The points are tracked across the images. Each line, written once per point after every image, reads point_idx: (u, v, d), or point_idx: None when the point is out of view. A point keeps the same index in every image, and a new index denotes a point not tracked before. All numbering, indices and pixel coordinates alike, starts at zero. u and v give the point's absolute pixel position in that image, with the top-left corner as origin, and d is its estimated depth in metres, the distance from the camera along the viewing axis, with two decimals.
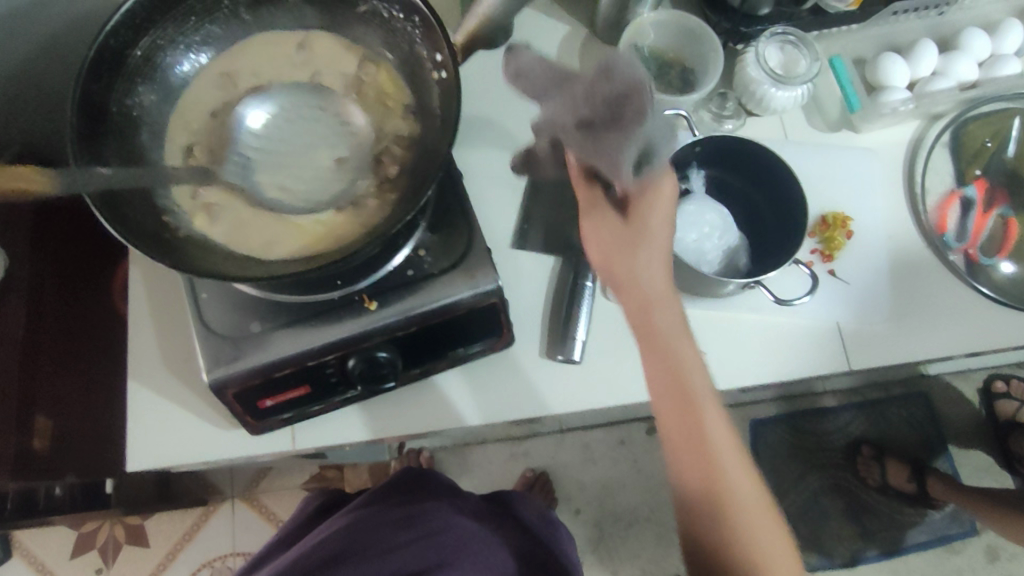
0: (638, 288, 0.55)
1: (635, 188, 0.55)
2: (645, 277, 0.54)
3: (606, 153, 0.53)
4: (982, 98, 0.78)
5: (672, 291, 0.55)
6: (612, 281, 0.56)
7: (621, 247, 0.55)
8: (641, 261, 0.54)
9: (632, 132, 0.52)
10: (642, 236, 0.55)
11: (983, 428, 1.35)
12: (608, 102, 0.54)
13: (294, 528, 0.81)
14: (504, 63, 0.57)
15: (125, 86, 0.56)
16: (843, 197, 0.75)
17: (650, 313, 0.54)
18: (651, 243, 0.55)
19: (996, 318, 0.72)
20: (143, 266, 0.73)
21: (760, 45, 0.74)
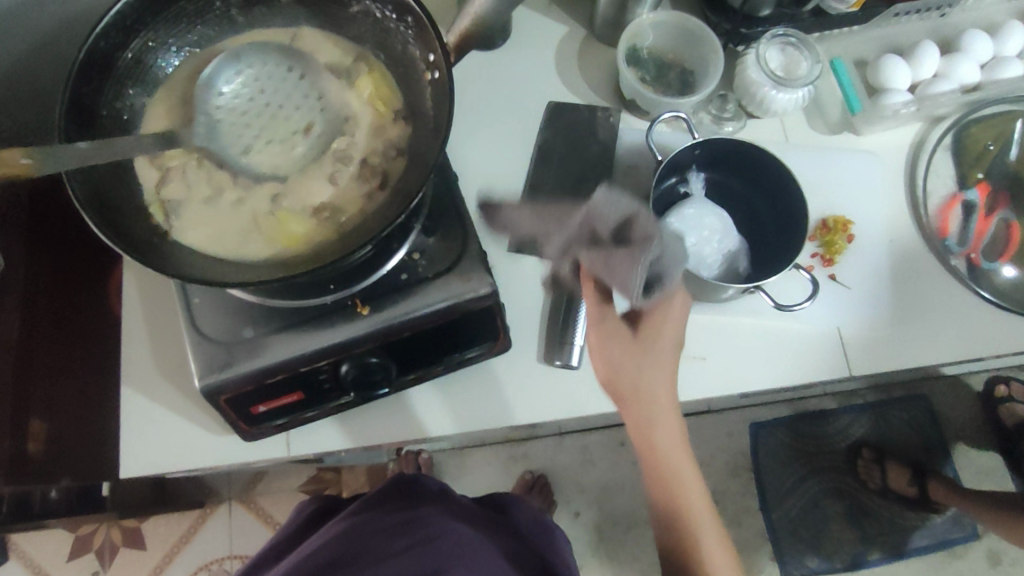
0: (638, 391, 0.60)
1: (643, 307, 0.60)
2: (645, 382, 0.59)
3: (618, 276, 0.60)
4: (984, 101, 0.77)
5: (669, 388, 0.61)
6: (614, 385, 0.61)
7: (626, 362, 0.60)
8: (647, 375, 0.59)
9: (640, 258, 0.60)
10: (651, 353, 0.60)
11: (984, 432, 1.35)
12: (613, 228, 0.62)
13: (288, 536, 0.80)
14: (493, 219, 0.70)
15: (115, 88, 0.55)
16: (843, 201, 0.75)
17: (648, 409, 0.60)
18: (654, 356, 0.60)
19: (998, 324, 0.71)
20: (136, 268, 0.72)
21: (760, 47, 0.73)
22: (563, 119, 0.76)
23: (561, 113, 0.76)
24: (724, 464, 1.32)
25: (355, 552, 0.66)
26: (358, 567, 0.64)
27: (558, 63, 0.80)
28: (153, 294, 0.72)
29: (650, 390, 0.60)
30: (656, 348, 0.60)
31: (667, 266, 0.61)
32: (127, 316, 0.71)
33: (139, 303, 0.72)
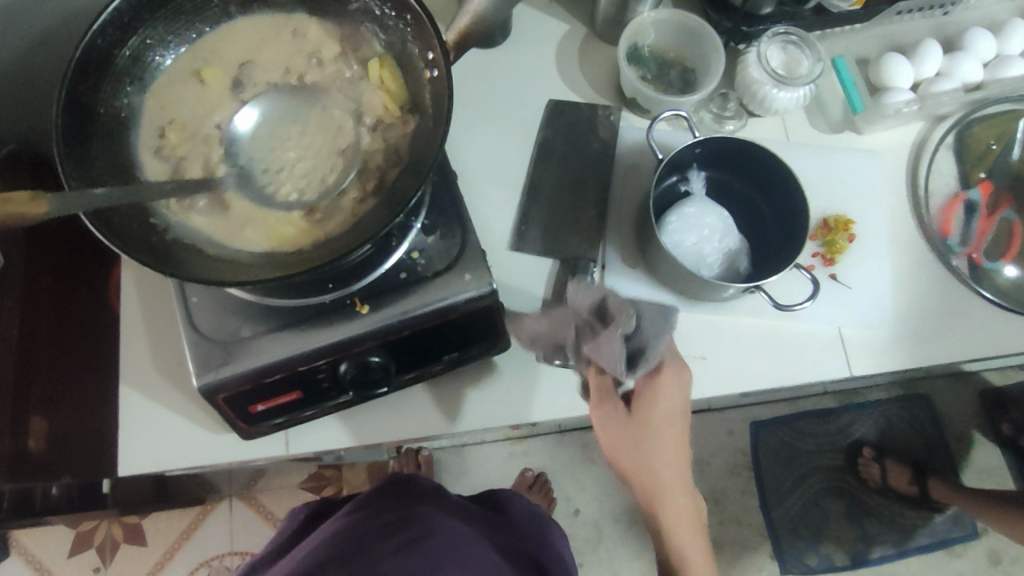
0: (638, 467, 0.61)
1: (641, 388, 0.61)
2: (645, 458, 0.61)
3: (602, 356, 0.57)
4: (987, 100, 0.77)
5: (669, 460, 0.62)
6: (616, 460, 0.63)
7: (625, 441, 0.61)
8: (645, 453, 0.61)
9: (616, 331, 0.56)
10: (648, 433, 0.61)
11: (985, 431, 1.34)
12: (594, 313, 0.59)
13: (282, 542, 0.80)
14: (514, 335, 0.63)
15: (113, 87, 0.55)
16: (845, 200, 0.74)
17: (647, 483, 0.62)
18: (651, 436, 0.61)
19: (1000, 324, 0.71)
20: (135, 266, 0.72)
21: (761, 45, 0.72)
22: (563, 117, 0.76)
23: (562, 111, 0.76)
24: (724, 462, 1.32)
25: (350, 553, 0.65)
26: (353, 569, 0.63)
27: (558, 61, 0.79)
28: (152, 292, 0.72)
29: (649, 464, 0.61)
30: (653, 424, 0.61)
31: (651, 340, 0.58)
32: (126, 314, 0.71)
33: (138, 302, 0.72)
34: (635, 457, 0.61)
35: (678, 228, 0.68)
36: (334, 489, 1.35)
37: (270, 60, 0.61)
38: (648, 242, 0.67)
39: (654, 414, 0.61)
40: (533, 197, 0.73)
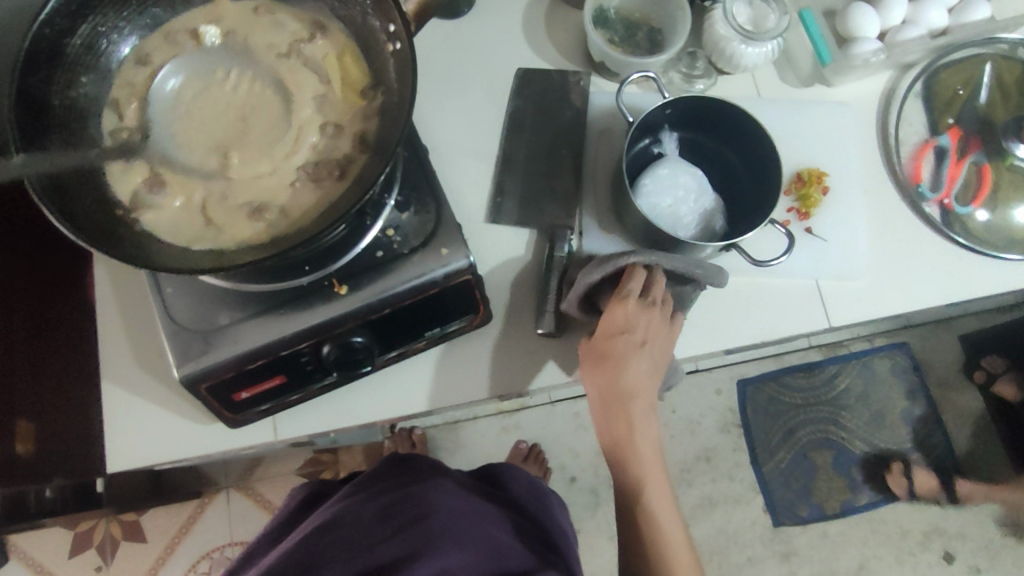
0: (622, 379, 0.63)
1: (631, 320, 0.62)
2: (630, 376, 0.63)
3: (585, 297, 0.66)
4: (951, 46, 0.78)
5: (649, 387, 0.64)
6: (599, 366, 0.63)
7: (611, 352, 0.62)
8: (628, 365, 0.62)
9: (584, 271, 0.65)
10: (631, 352, 0.62)
11: (965, 376, 1.37)
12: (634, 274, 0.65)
13: (281, 522, 0.81)
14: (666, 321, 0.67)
15: (66, 77, 0.53)
16: (817, 153, 0.75)
17: (624, 391, 0.63)
18: (637, 354, 0.62)
19: (972, 268, 0.72)
20: (108, 262, 0.71)
21: (727, 1, 0.71)
22: (532, 84, 0.75)
23: (532, 78, 0.75)
24: (714, 421, 1.34)
25: (348, 538, 0.66)
26: (351, 553, 0.64)
27: (524, 28, 0.78)
28: (126, 287, 0.71)
29: (613, 384, 0.63)
30: (616, 352, 0.62)
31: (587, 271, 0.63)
32: (102, 310, 0.70)
33: (113, 297, 0.71)
34: (599, 373, 0.63)
35: (653, 189, 0.68)
36: (331, 473, 1.36)
37: (229, 40, 0.60)
38: (623, 205, 0.67)
39: (615, 345, 0.62)
40: (508, 168, 0.73)
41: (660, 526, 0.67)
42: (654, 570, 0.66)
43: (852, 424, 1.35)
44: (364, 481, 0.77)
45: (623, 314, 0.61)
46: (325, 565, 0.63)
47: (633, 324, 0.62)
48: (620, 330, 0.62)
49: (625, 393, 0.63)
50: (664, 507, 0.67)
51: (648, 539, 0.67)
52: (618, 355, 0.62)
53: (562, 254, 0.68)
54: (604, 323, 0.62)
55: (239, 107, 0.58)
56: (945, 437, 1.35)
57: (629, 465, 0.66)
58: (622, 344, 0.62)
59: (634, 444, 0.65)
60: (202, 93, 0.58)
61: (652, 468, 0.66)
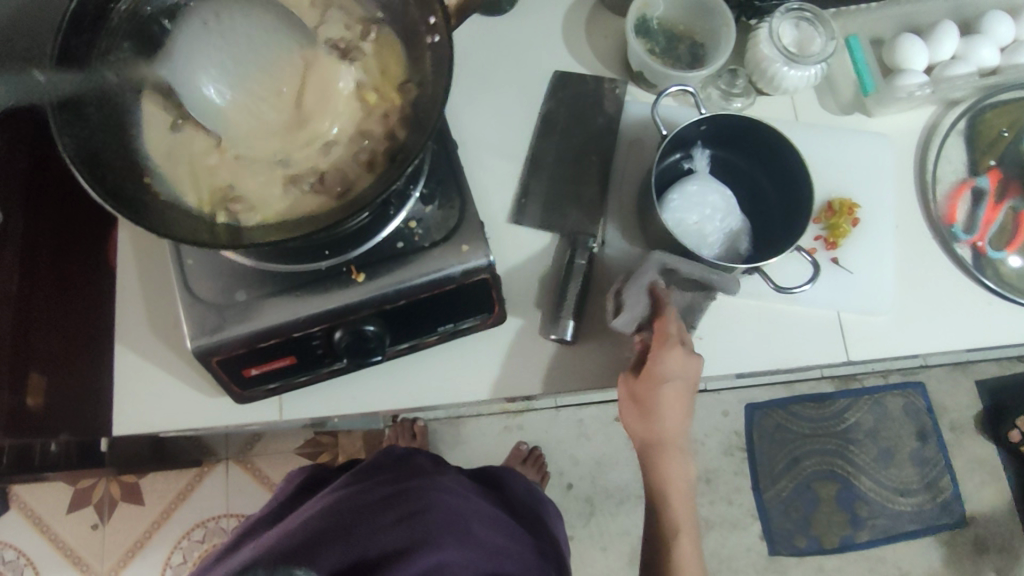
0: (659, 419, 0.62)
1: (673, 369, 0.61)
2: (666, 416, 0.62)
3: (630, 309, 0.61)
4: (1001, 86, 0.76)
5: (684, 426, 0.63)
6: (637, 407, 0.62)
7: (650, 397, 0.61)
8: (664, 408, 0.61)
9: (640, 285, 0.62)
10: (669, 396, 0.61)
11: (979, 422, 1.35)
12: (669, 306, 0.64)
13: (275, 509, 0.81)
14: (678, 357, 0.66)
15: (108, 42, 0.55)
16: (850, 183, 0.73)
17: (660, 430, 0.62)
18: (675, 398, 0.61)
19: (999, 315, 0.70)
20: (130, 226, 0.71)
21: (774, 21, 0.70)
22: (568, 87, 0.75)
23: (568, 82, 0.75)
24: (718, 442, 1.32)
25: (345, 523, 0.65)
26: (347, 539, 0.63)
27: (565, 30, 0.78)
28: (146, 252, 0.72)
29: (650, 421, 0.62)
30: (655, 397, 0.61)
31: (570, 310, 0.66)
32: (121, 274, 0.71)
33: (133, 262, 0.71)
34: (639, 414, 0.63)
35: (681, 205, 0.67)
36: (330, 455, 1.37)
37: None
38: (648, 218, 0.66)
39: (658, 390, 0.61)
40: (535, 169, 0.72)
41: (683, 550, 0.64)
42: None
43: (859, 460, 1.33)
44: (366, 471, 0.77)
45: (661, 365, 0.60)
46: (321, 550, 0.62)
47: (670, 374, 0.61)
48: (659, 380, 0.61)
49: (659, 435, 0.62)
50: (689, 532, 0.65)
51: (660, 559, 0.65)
52: (655, 401, 0.61)
53: (581, 262, 0.67)
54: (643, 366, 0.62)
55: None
56: (954, 482, 1.33)
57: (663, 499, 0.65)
58: (662, 390, 0.61)
59: (661, 464, 0.63)
60: None
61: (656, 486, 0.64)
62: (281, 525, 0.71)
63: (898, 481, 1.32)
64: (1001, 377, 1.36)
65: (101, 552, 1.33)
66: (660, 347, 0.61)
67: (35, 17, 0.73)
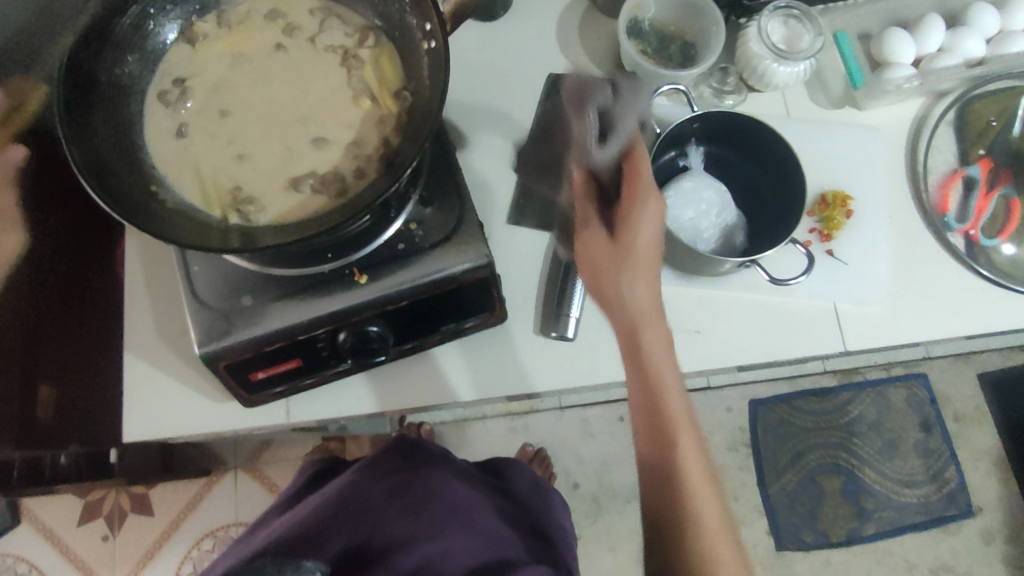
0: (624, 297, 0.54)
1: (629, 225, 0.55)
2: (629, 288, 0.54)
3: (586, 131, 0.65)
4: (988, 76, 0.77)
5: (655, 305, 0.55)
6: (596, 285, 0.56)
7: (608, 262, 0.55)
8: (626, 272, 0.54)
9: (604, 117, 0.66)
10: (631, 256, 0.54)
11: (983, 412, 1.36)
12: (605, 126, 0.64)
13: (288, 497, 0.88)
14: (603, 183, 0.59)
15: (114, 55, 0.54)
16: (843, 176, 0.74)
17: (631, 309, 0.54)
18: (637, 263, 0.54)
19: (994, 301, 0.71)
20: (138, 237, 0.73)
21: (762, 19, 0.71)
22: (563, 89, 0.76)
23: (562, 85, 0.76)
24: (723, 439, 1.33)
25: (349, 514, 0.70)
26: (350, 531, 0.69)
27: (559, 34, 0.79)
28: (152, 261, 0.73)
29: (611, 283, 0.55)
30: (619, 258, 0.54)
31: (572, 306, 0.69)
32: (129, 284, 0.72)
33: (141, 272, 0.73)
34: (595, 283, 0.56)
35: (676, 202, 0.68)
36: None
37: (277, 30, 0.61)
38: None
39: (617, 246, 0.55)
40: (532, 171, 0.74)
41: (700, 514, 0.52)
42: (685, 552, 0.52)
43: (863, 452, 1.34)
44: (376, 454, 0.80)
45: (627, 215, 0.55)
46: (326, 542, 0.68)
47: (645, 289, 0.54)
48: (631, 292, 0.54)
49: (629, 310, 0.54)
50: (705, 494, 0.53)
51: (666, 517, 0.53)
52: (621, 271, 0.54)
53: None
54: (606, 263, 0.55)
55: (278, 95, 0.60)
56: (959, 473, 1.33)
57: (660, 451, 0.53)
58: (623, 250, 0.54)
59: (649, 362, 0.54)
60: (240, 79, 0.60)
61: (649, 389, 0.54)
62: (299, 506, 0.77)
63: (903, 473, 1.33)
64: (1003, 366, 1.37)
65: (113, 563, 1.34)
66: (628, 202, 0.55)
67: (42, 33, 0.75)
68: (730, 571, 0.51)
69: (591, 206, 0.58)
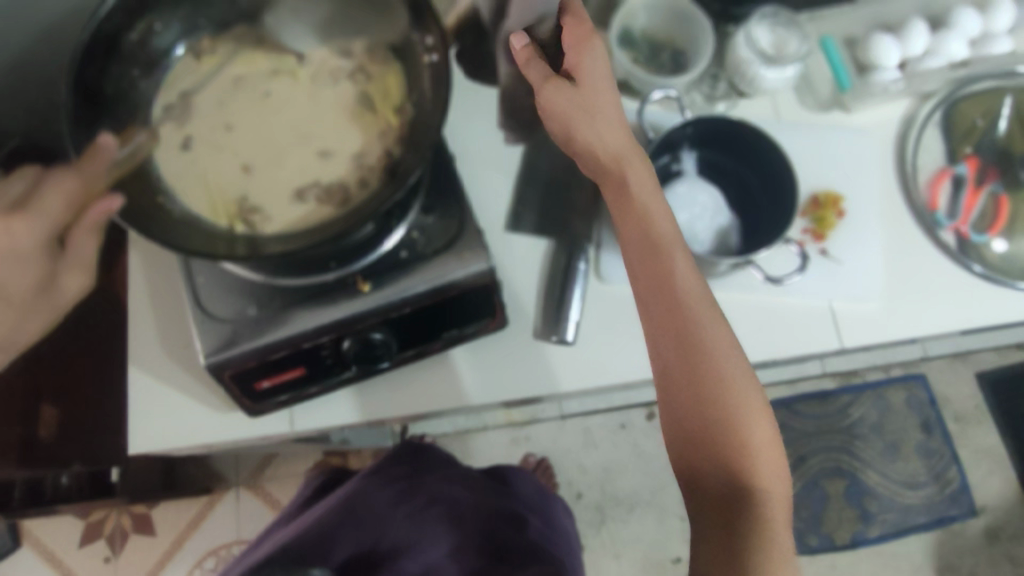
0: (600, 145, 0.53)
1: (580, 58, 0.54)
2: (603, 132, 0.53)
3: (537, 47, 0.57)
4: (972, 77, 0.79)
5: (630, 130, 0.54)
6: (571, 145, 0.55)
7: (576, 110, 0.53)
8: (594, 116, 0.53)
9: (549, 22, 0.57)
10: (592, 93, 0.53)
11: (983, 411, 1.36)
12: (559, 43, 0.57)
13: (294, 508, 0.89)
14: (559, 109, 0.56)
15: (120, 69, 0.57)
16: (835, 178, 0.76)
17: (611, 143, 0.53)
18: (601, 105, 0.53)
19: (986, 296, 0.72)
20: (142, 251, 0.74)
21: (749, 26, 0.73)
22: None
23: None
24: None
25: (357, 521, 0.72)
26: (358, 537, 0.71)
27: None
28: (155, 275, 0.74)
29: (584, 133, 0.53)
30: (585, 100, 0.53)
31: (571, 312, 0.70)
32: (133, 298, 0.73)
33: (144, 283, 0.73)
34: (564, 115, 0.54)
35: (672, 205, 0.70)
36: None
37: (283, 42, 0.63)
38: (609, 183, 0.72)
39: (580, 95, 0.53)
40: (530, 179, 0.75)
41: (767, 497, 0.47)
42: (706, 408, 0.48)
43: (865, 454, 1.34)
44: (379, 462, 0.81)
45: (583, 59, 0.54)
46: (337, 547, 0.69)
47: (685, 278, 0.50)
48: (672, 285, 0.50)
49: (603, 148, 0.53)
50: (778, 508, 0.47)
51: (681, 377, 0.49)
52: (587, 109, 0.53)
53: (581, 264, 0.71)
54: (645, 262, 0.51)
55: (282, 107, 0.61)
56: (962, 473, 1.33)
57: (724, 465, 0.47)
58: (589, 97, 0.53)
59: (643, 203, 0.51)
60: (244, 92, 0.62)
61: (646, 232, 0.51)
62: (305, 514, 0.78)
63: (906, 474, 1.33)
64: (1000, 366, 1.38)
65: None
66: (581, 40, 0.54)
67: (44, 53, 0.77)
68: (755, 417, 0.49)
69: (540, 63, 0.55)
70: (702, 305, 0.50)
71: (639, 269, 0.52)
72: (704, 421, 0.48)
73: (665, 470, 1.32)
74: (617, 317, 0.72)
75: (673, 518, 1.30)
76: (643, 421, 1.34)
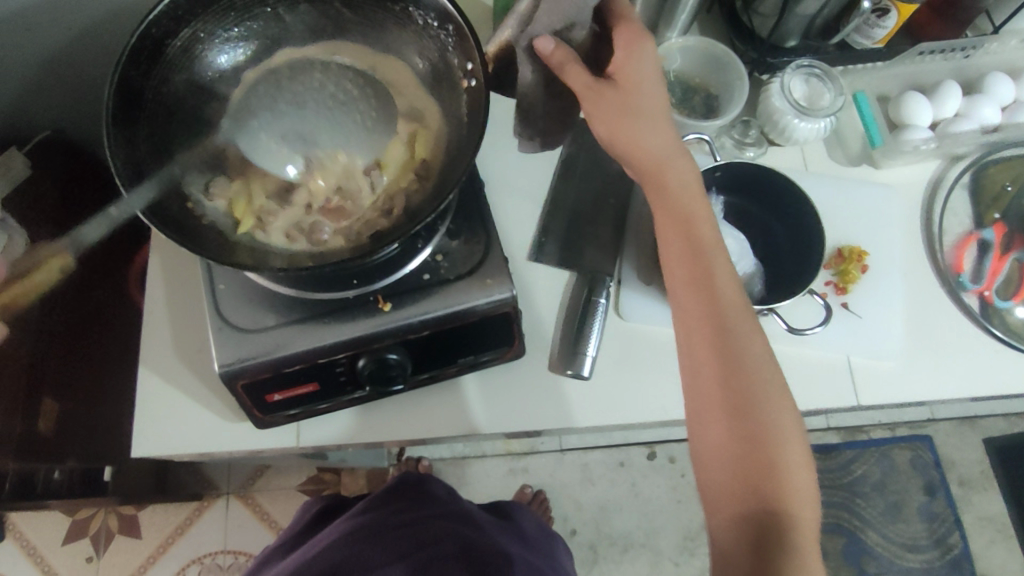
0: (643, 148, 0.57)
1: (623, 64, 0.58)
2: (648, 139, 0.57)
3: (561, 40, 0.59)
4: (1003, 143, 0.80)
5: (678, 144, 0.58)
6: (614, 150, 0.59)
7: (622, 117, 0.57)
8: (642, 125, 0.57)
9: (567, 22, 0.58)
10: (636, 102, 0.58)
11: (989, 478, 1.34)
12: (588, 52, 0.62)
13: (292, 536, 0.88)
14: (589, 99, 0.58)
15: (162, 74, 0.57)
16: (860, 233, 0.76)
17: (656, 154, 0.57)
18: (645, 114, 0.58)
19: (1008, 363, 0.72)
20: (163, 253, 0.74)
21: (784, 76, 0.74)
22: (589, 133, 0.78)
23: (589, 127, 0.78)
24: None
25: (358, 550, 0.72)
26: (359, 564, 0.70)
27: None
28: (174, 278, 0.74)
29: (632, 136, 0.57)
30: (629, 99, 0.58)
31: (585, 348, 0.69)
32: (150, 298, 0.73)
33: (163, 284, 0.73)
34: (609, 122, 0.57)
35: None
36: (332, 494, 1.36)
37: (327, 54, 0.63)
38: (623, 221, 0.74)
39: (636, 95, 0.58)
40: (555, 210, 0.75)
41: (798, 514, 0.49)
42: (741, 416, 0.51)
43: (866, 513, 1.32)
44: (378, 496, 0.82)
45: (630, 58, 0.58)
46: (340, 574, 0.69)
47: (725, 287, 0.54)
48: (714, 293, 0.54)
49: (654, 154, 0.57)
50: (804, 528, 0.49)
51: (717, 383, 0.52)
52: (636, 113, 0.57)
53: (601, 300, 0.70)
54: (688, 272, 0.55)
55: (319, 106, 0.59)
56: (964, 539, 1.31)
57: (754, 477, 0.50)
58: (637, 97, 0.58)
59: (686, 211, 0.56)
60: None
61: (690, 238, 0.56)
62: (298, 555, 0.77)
63: (906, 537, 1.30)
64: (1009, 433, 1.36)
65: None
66: (629, 40, 0.58)
67: (86, 48, 0.80)
68: (789, 429, 0.51)
69: (577, 67, 0.58)
70: (740, 318, 0.53)
71: (682, 279, 0.56)
72: (738, 430, 0.51)
73: (662, 512, 1.30)
74: (634, 356, 0.71)
75: (666, 562, 1.28)
76: (644, 460, 1.32)
